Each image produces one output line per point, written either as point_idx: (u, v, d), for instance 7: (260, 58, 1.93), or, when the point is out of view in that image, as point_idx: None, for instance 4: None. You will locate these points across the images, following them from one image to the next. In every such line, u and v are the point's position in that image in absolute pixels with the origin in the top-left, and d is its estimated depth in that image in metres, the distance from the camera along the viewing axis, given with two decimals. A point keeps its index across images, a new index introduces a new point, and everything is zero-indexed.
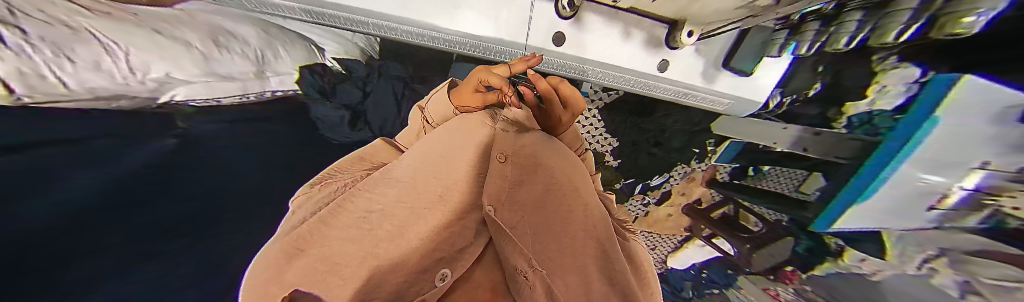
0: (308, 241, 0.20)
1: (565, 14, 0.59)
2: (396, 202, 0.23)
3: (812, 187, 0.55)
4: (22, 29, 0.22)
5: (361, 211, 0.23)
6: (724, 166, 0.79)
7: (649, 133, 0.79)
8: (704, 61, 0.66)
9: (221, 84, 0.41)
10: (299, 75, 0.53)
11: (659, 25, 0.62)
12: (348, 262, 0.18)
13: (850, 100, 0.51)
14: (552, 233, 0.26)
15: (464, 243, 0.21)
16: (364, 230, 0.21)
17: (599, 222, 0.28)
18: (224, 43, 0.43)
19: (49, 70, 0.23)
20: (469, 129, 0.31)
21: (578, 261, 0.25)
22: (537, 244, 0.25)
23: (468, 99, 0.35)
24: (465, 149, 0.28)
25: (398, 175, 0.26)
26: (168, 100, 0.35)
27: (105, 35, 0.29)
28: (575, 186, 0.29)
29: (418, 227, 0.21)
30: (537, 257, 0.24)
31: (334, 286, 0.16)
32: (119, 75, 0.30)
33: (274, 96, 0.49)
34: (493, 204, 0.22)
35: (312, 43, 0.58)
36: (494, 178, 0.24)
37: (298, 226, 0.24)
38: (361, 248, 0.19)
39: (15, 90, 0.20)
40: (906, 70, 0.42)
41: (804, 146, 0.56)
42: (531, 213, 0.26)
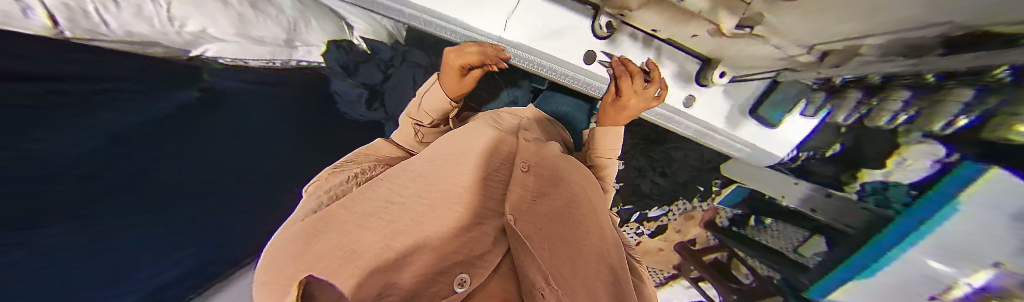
0: (331, 226, 0.18)
1: (602, 34, 0.49)
2: (415, 196, 0.21)
3: (812, 249, 0.53)
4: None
5: (379, 202, 0.20)
6: (726, 209, 0.78)
7: (658, 162, 0.78)
8: (731, 106, 0.56)
9: (252, 47, 0.44)
10: (324, 50, 0.55)
11: (692, 60, 0.51)
12: (365, 252, 0.15)
13: (868, 166, 0.48)
14: (568, 253, 0.21)
15: (484, 249, 0.17)
16: (382, 221, 0.18)
17: (609, 249, 0.25)
18: (261, 8, 0.46)
19: (93, 10, 0.28)
20: (494, 134, 0.30)
21: (595, 286, 0.20)
22: (557, 262, 0.19)
23: (454, 82, 0.37)
24: (489, 151, 0.27)
25: (417, 170, 0.24)
26: (201, 54, 0.39)
27: None
28: (592, 206, 0.28)
29: (434, 223, 0.18)
30: (555, 275, 0.17)
31: (348, 274, 0.13)
32: (157, 23, 0.34)
33: (297, 65, 0.51)
34: (517, 214, 0.20)
35: (343, 21, 0.61)
36: (517, 187, 0.22)
37: (316, 209, 0.22)
38: (380, 238, 0.16)
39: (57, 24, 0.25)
40: (925, 146, 0.38)
41: (812, 206, 0.55)
42: (552, 228, 0.22)
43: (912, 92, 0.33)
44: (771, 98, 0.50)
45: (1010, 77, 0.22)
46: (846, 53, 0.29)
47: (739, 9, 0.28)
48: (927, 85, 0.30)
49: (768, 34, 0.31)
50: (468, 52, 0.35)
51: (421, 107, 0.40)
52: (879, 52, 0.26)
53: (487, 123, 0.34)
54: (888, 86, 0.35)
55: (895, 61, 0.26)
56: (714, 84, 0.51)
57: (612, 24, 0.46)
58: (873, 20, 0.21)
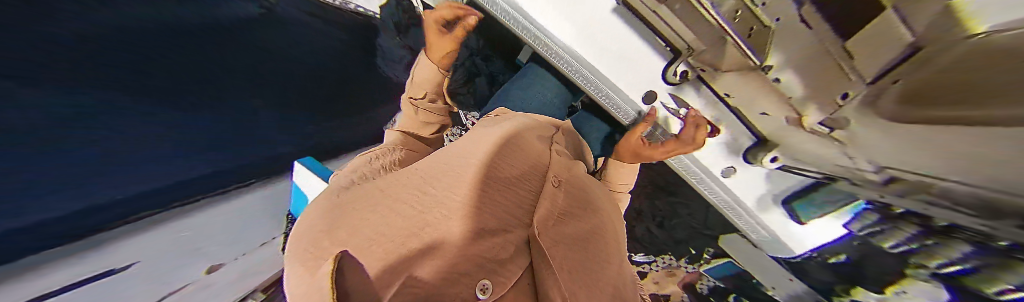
0: (364, 206, 0.17)
1: (671, 81, 0.47)
2: (448, 189, 0.19)
3: None
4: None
5: (412, 188, 0.19)
6: (709, 278, 0.72)
7: (661, 212, 0.77)
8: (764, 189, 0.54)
9: None
10: (386, 3, 0.60)
11: (747, 135, 0.48)
12: (387, 236, 0.14)
13: (866, 286, 0.49)
14: (585, 279, 0.21)
15: (508, 255, 0.16)
16: (413, 209, 0.17)
17: (618, 280, 0.26)
18: None
19: None
20: (530, 143, 0.29)
21: None
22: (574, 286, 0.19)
23: (435, 43, 0.39)
24: (529, 160, 0.26)
25: (452, 163, 0.23)
26: None
27: None
28: (610, 234, 0.28)
29: (453, 219, 0.16)
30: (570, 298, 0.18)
31: (376, 257, 0.12)
32: None
33: (353, 9, 0.58)
34: (543, 229, 0.19)
35: None
36: (546, 202, 0.21)
37: (356, 187, 0.21)
38: (408, 223, 0.16)
39: None
40: (935, 289, 0.38)
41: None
42: (574, 252, 0.21)
43: (971, 251, 0.31)
44: (812, 197, 0.49)
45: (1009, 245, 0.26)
46: (916, 186, 0.31)
47: (831, 108, 0.33)
48: (995, 248, 0.27)
49: (846, 141, 0.34)
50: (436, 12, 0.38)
51: (414, 80, 0.42)
52: (972, 196, 0.25)
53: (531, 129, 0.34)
54: (950, 229, 0.32)
55: (967, 215, 0.27)
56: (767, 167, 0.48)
57: (688, 75, 0.45)
58: (981, 164, 0.21)
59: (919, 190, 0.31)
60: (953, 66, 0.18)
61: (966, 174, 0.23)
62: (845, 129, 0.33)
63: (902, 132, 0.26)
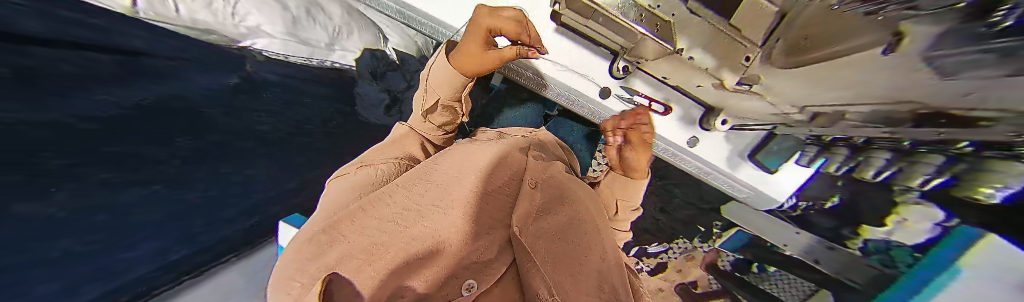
0: (347, 226, 0.17)
1: (618, 75, 0.52)
2: (431, 203, 0.20)
3: None
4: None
5: (396, 207, 0.20)
6: (728, 253, 0.69)
7: (658, 197, 0.81)
8: (730, 149, 0.58)
9: (297, 45, 0.53)
10: (359, 56, 0.63)
11: (694, 106, 0.54)
12: (382, 251, 0.15)
13: (868, 222, 0.44)
14: (570, 271, 0.19)
15: (492, 255, 0.18)
16: (400, 227, 0.17)
17: (613, 265, 0.24)
18: (313, 15, 0.56)
19: (179, 5, 0.38)
20: (506, 146, 0.29)
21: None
22: (560, 279, 0.18)
23: (475, 54, 0.32)
24: (506, 164, 0.25)
25: (433, 178, 0.23)
26: (250, 46, 0.46)
27: None
28: (596, 225, 0.26)
29: (438, 229, 0.17)
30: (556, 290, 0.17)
31: (366, 272, 0.13)
32: (222, 18, 0.43)
33: (331, 66, 0.60)
34: (523, 227, 0.19)
35: (381, 32, 0.68)
36: (524, 203, 0.21)
37: (340, 205, 0.21)
38: (398, 237, 0.16)
39: (135, 5, 0.33)
40: (926, 209, 0.33)
41: (815, 257, 0.50)
42: (557, 246, 0.20)
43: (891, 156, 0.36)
44: (769, 147, 0.55)
45: (971, 147, 0.22)
46: (832, 115, 0.33)
47: (739, 69, 0.37)
48: (904, 149, 0.32)
49: (765, 93, 0.38)
50: (502, 17, 0.30)
51: (428, 85, 0.36)
52: (864, 117, 0.29)
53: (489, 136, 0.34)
54: (864, 146, 0.38)
55: (870, 126, 0.29)
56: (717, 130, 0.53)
57: (629, 69, 0.50)
58: (863, 86, 0.24)
59: (836, 120, 0.33)
60: (824, 18, 0.24)
61: (861, 101, 0.26)
62: (758, 85, 0.37)
63: (798, 75, 0.31)
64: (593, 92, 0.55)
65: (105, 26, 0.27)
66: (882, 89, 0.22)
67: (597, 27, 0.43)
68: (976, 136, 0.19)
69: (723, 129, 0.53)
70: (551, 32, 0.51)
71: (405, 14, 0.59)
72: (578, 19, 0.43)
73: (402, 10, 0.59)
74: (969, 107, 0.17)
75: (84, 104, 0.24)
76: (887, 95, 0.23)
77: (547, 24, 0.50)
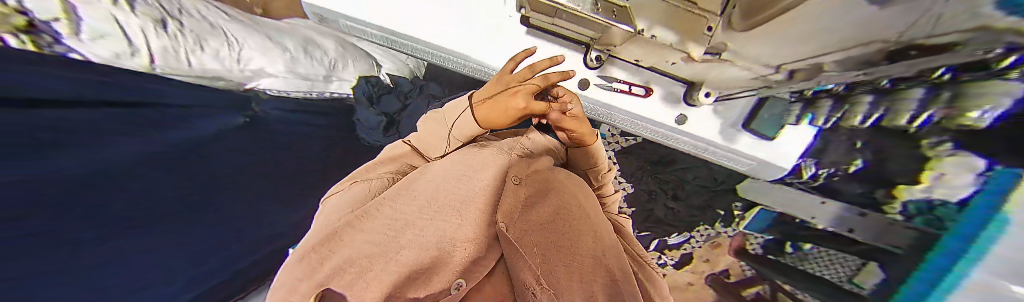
0: (344, 247, 0.19)
1: (592, 65, 0.53)
2: (418, 213, 0.22)
3: (867, 280, 0.38)
4: (179, 20, 0.43)
5: (387, 219, 0.21)
6: (755, 235, 0.66)
7: (667, 184, 0.78)
8: (721, 122, 0.55)
9: (296, 81, 0.59)
10: (355, 84, 0.68)
11: (676, 83, 0.54)
12: (377, 265, 0.18)
13: (902, 182, 0.38)
14: (558, 257, 0.20)
15: (478, 255, 0.21)
16: (393, 239, 0.20)
17: (613, 250, 0.22)
18: (310, 51, 0.63)
19: (189, 56, 0.43)
20: (489, 149, 0.29)
21: (586, 285, 0.18)
22: (549, 265, 0.19)
23: (496, 115, 0.28)
24: (488, 168, 0.26)
25: (419, 186, 0.23)
26: (254, 87, 0.53)
27: (230, 32, 0.51)
28: (586, 210, 0.24)
29: (428, 241, 0.21)
30: (545, 275, 0.19)
31: (360, 288, 0.16)
32: (229, 65, 0.49)
33: (329, 96, 0.67)
34: (507, 223, 0.19)
35: (374, 62, 0.74)
36: (506, 199, 0.21)
37: (327, 225, 0.21)
38: (390, 252, 0.19)
39: (153, 61, 0.37)
40: (962, 160, 0.24)
41: (849, 226, 0.46)
42: (544, 237, 0.20)
43: (873, 98, 0.33)
44: (761, 116, 0.50)
45: (946, 74, 0.22)
46: (809, 70, 0.31)
47: (704, 40, 0.36)
48: (886, 89, 0.30)
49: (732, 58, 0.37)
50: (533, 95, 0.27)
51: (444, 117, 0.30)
52: (841, 66, 0.27)
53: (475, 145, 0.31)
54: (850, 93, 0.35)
55: (844, 72, 0.28)
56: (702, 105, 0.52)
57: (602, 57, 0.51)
58: (824, 34, 0.24)
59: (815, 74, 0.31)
60: None
61: (834, 52, 0.25)
62: (725, 52, 0.37)
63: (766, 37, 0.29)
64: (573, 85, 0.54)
65: (116, 81, 0.32)
66: (849, 31, 0.21)
67: (565, 24, 0.45)
68: (955, 60, 0.18)
69: (708, 103, 0.50)
70: (523, 36, 0.53)
71: (393, 39, 0.60)
72: (545, 19, 0.46)
73: (387, 36, 0.59)
74: (927, 35, 0.17)
75: (70, 153, 0.25)
76: (840, 45, 0.24)
77: (519, 29, 0.53)
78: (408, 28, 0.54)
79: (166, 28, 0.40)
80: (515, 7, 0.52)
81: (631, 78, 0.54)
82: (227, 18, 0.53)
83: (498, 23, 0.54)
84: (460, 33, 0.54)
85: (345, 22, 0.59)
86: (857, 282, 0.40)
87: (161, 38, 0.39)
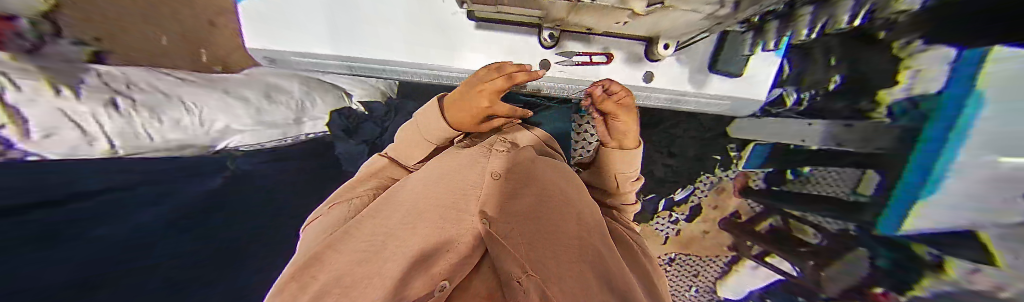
0: (309, 278, 0.15)
1: (547, 44, 0.49)
2: (399, 224, 0.19)
3: (870, 186, 0.39)
4: (131, 97, 0.48)
5: (369, 237, 0.18)
6: (755, 172, 0.69)
7: (661, 144, 0.78)
8: (687, 69, 0.52)
9: (267, 131, 0.62)
10: (329, 119, 0.68)
11: (633, 43, 0.51)
12: (344, 277, 0.13)
13: (883, 87, 0.39)
14: (549, 247, 0.16)
15: (461, 244, 0.13)
16: (369, 252, 0.16)
17: (598, 234, 0.21)
18: (273, 97, 0.63)
19: (146, 130, 0.48)
20: (466, 154, 0.27)
21: (585, 268, 0.15)
22: (542, 254, 0.15)
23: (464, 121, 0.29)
24: (471, 169, 0.23)
25: (407, 200, 0.22)
26: (224, 145, 0.57)
27: (184, 95, 0.54)
28: (569, 200, 0.24)
29: (405, 245, 0.15)
30: (534, 265, 0.13)
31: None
32: (191, 129, 0.53)
33: (307, 137, 0.67)
34: (491, 214, 0.15)
35: (343, 91, 0.71)
36: (487, 190, 0.19)
37: (310, 251, 0.21)
38: (360, 266, 0.14)
39: (111, 146, 0.44)
40: (938, 51, 0.30)
41: (839, 140, 0.46)
42: (532, 226, 0.17)
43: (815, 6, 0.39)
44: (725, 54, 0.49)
45: None
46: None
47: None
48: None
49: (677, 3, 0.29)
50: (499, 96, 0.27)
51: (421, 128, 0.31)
52: None
53: (452, 151, 0.30)
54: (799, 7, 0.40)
55: None
56: (663, 57, 0.49)
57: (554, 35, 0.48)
58: None
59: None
60: None
61: None
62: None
63: None
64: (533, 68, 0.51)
65: None
66: None
67: (510, 8, 0.39)
68: None
69: (669, 54, 0.48)
70: (473, 32, 0.50)
71: (351, 65, 0.57)
72: (490, 9, 0.40)
73: (346, 63, 0.56)
74: None
75: None
76: None
77: (467, 25, 0.49)
78: (357, 50, 0.51)
79: (119, 107, 0.46)
80: (454, 5, 0.48)
81: (588, 48, 0.51)
82: (177, 79, 0.56)
83: (447, 23, 0.50)
84: (410, 44, 0.50)
85: (295, 58, 0.56)
86: (859, 193, 0.40)
87: (114, 121, 0.44)
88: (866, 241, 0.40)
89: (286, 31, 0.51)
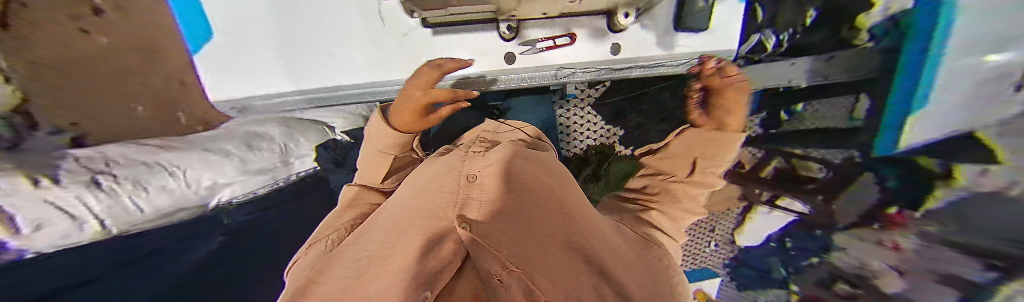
0: None
1: (507, 37, 0.49)
2: (383, 243, 0.19)
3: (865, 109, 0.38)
4: (112, 173, 0.47)
5: (355, 261, 0.18)
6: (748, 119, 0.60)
7: (650, 113, 0.76)
8: (655, 34, 0.51)
9: (257, 178, 0.62)
10: (315, 154, 0.70)
11: (596, 17, 0.50)
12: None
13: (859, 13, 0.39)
14: (533, 237, 0.16)
15: (444, 252, 0.13)
16: (354, 277, 0.15)
17: (582, 220, 0.22)
18: (255, 145, 0.64)
19: (134, 202, 0.47)
20: (445, 162, 0.27)
21: (569, 256, 0.16)
22: (526, 246, 0.15)
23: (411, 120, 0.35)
24: (451, 174, 0.23)
25: (391, 218, 0.22)
26: (217, 201, 0.57)
27: (164, 160, 0.54)
28: (552, 191, 0.24)
29: (389, 263, 0.15)
30: (518, 258, 0.13)
31: None
32: (180, 191, 0.53)
33: (297, 176, 0.68)
34: (471, 216, 0.15)
35: (323, 125, 0.72)
36: (466, 192, 0.19)
37: (292, 287, 0.20)
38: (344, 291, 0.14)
39: (105, 227, 0.43)
40: None
41: (823, 74, 0.46)
42: (515, 220, 0.17)
43: None
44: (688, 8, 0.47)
45: None
46: None
47: None
48: None
49: None
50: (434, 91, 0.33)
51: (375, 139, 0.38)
52: None
53: (429, 163, 0.30)
54: None
55: None
56: (625, 27, 0.48)
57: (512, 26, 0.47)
58: None
59: None
60: None
61: None
62: None
63: None
64: (497, 63, 0.51)
65: None
66: None
67: (460, 8, 0.38)
68: None
69: (630, 22, 0.47)
70: (433, 39, 0.48)
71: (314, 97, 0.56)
72: (442, 13, 0.39)
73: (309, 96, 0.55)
74: None
75: None
76: None
77: (424, 34, 0.48)
78: (318, 79, 0.50)
79: (103, 183, 0.45)
80: (406, 16, 0.46)
81: (550, 32, 0.50)
82: (148, 147, 0.54)
83: (405, 35, 0.48)
84: (373, 65, 0.49)
85: (256, 102, 0.55)
86: (856, 118, 0.40)
87: (98, 201, 0.44)
88: (870, 164, 0.39)
89: (247, 76, 0.50)
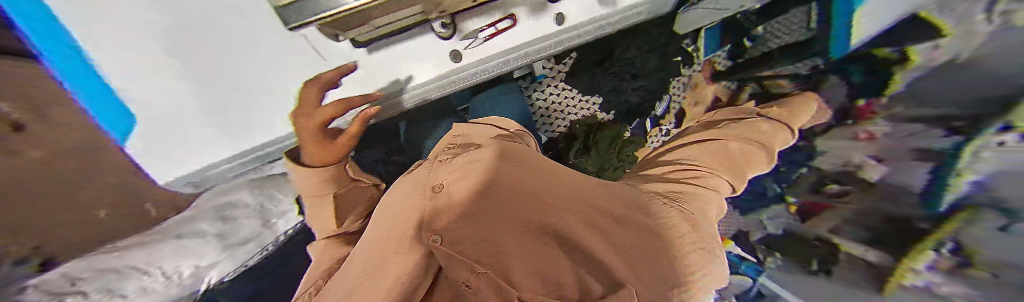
0: None
1: (445, 35, 0.46)
2: (362, 274, 0.19)
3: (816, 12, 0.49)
4: (82, 291, 0.48)
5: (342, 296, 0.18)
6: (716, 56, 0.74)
7: (620, 72, 0.76)
8: None
9: (241, 250, 0.61)
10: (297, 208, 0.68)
11: None
12: None
13: None
14: (508, 231, 0.17)
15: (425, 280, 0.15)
16: None
17: (565, 188, 0.21)
18: (229, 216, 0.63)
19: None
20: (413, 176, 0.26)
21: (546, 239, 0.16)
22: (501, 243, 0.16)
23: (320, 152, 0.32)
24: (419, 189, 0.22)
25: (371, 243, 0.22)
26: (206, 283, 0.56)
27: (136, 261, 0.54)
28: (528, 167, 0.22)
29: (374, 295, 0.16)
30: (490, 262, 0.14)
31: None
32: (164, 286, 0.53)
33: (286, 235, 0.66)
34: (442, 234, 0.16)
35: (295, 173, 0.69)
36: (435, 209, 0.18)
37: None
38: None
39: None
40: None
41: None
42: (489, 220, 0.17)
43: None
44: None
45: None
46: None
47: None
48: None
49: None
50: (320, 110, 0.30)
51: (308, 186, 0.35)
52: None
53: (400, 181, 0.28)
54: None
55: None
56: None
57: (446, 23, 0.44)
58: None
59: None
60: None
61: None
62: None
63: None
64: (446, 63, 0.49)
65: None
66: None
67: (378, 19, 0.35)
68: None
69: None
70: (371, 58, 0.46)
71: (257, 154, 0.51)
72: (365, 28, 0.37)
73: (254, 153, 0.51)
74: None
75: None
76: None
77: (360, 54, 0.45)
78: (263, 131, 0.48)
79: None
80: (334, 40, 0.43)
81: (488, 20, 0.47)
82: (116, 255, 0.55)
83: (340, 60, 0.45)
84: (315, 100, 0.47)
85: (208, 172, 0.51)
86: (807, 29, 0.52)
87: None
88: (834, 67, 0.47)
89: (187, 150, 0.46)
